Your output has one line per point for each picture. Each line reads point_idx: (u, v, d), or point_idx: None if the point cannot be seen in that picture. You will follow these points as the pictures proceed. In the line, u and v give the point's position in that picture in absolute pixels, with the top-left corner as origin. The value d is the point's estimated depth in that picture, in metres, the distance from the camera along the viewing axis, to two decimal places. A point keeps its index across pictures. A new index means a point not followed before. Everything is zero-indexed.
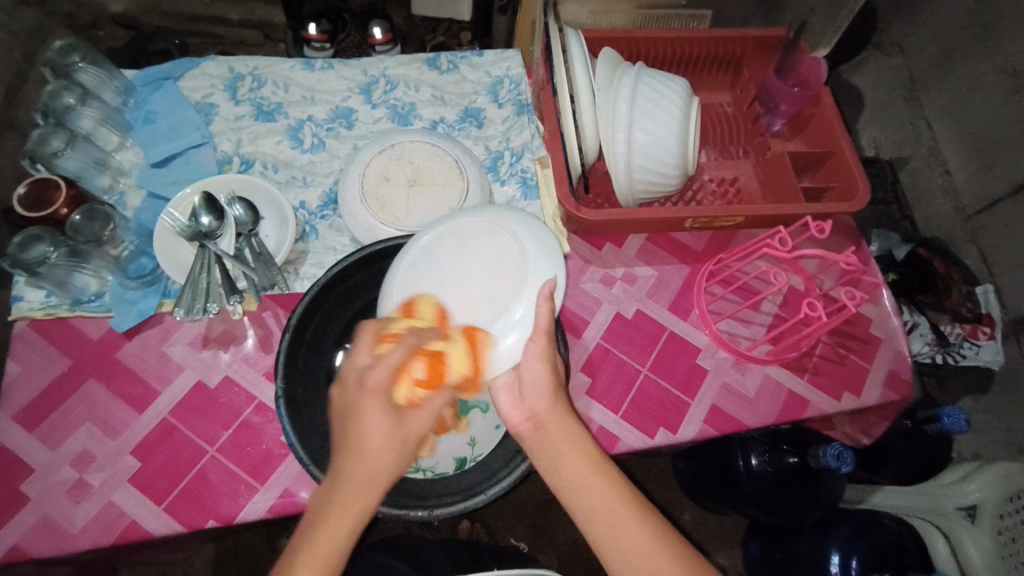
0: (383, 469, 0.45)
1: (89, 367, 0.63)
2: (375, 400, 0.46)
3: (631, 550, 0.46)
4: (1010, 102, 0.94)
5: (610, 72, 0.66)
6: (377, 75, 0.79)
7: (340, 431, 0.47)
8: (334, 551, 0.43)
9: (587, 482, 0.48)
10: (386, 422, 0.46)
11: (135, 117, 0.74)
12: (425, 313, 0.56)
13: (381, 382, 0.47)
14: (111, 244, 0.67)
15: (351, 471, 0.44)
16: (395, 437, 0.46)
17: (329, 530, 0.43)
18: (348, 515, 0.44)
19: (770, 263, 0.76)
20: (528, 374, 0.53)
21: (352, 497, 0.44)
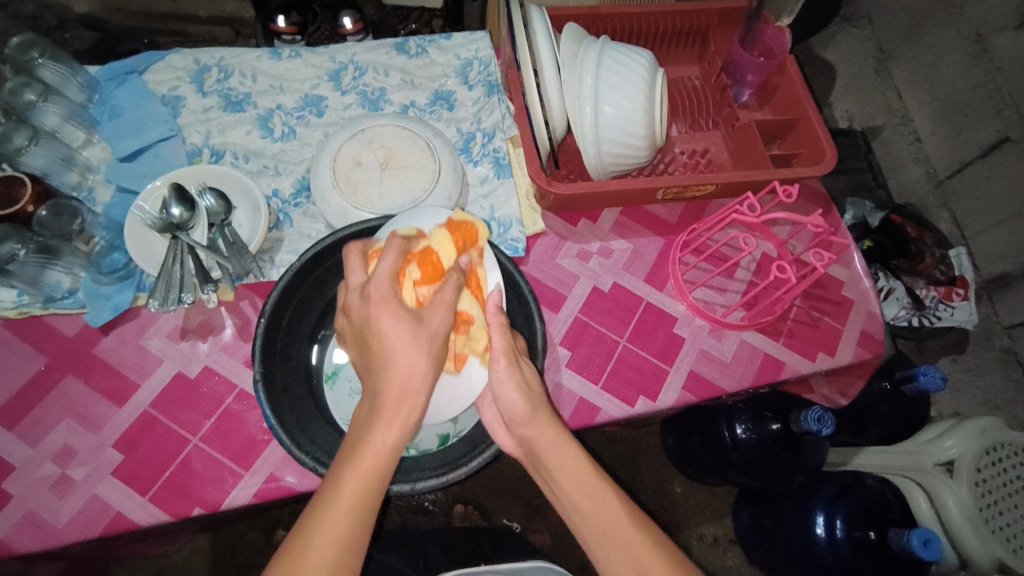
0: (417, 371, 0.46)
1: (67, 363, 0.63)
2: (388, 308, 0.46)
3: (634, 566, 0.46)
4: (975, 67, 0.96)
5: (574, 47, 0.66)
6: (346, 61, 0.79)
7: (366, 352, 0.48)
8: (385, 455, 0.44)
9: (580, 497, 0.49)
10: (407, 326, 0.46)
11: (100, 112, 0.73)
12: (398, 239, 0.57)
13: (390, 288, 0.47)
14: (82, 239, 0.66)
15: (387, 378, 0.45)
16: (421, 335, 0.47)
17: (376, 443, 0.44)
18: (394, 421, 0.45)
19: (741, 230, 0.77)
20: (505, 404, 0.53)
21: (391, 407, 0.45)
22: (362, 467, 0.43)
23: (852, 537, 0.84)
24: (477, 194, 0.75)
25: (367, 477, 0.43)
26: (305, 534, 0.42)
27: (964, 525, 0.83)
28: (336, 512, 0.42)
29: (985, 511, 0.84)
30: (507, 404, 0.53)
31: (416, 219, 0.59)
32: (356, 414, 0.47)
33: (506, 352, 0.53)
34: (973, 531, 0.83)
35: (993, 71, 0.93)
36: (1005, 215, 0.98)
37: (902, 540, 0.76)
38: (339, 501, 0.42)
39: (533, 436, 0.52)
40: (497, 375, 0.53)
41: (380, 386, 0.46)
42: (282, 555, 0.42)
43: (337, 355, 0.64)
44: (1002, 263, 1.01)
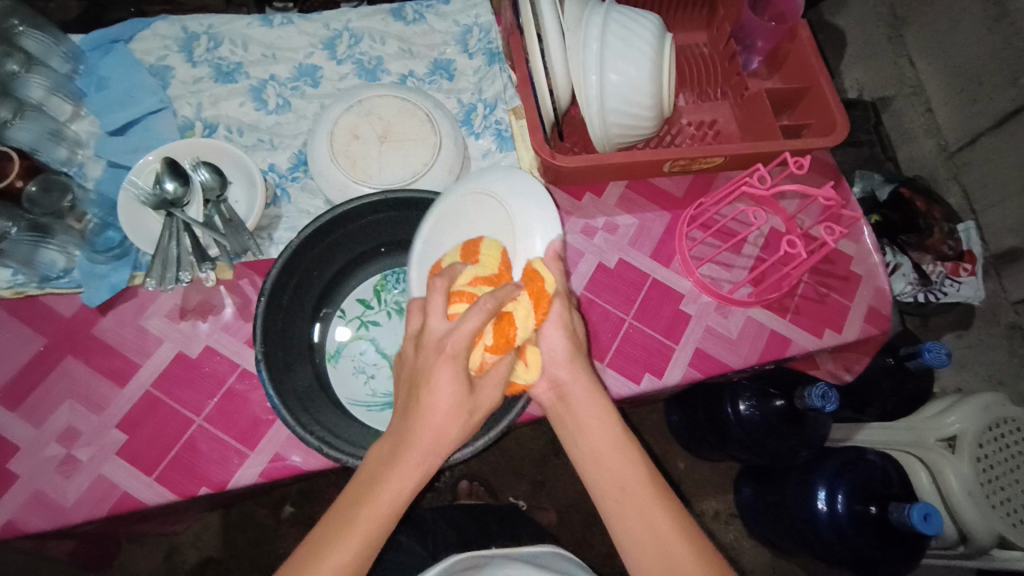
0: (450, 436, 0.44)
1: (66, 344, 0.62)
2: (449, 369, 0.44)
3: (643, 526, 0.46)
4: (994, 32, 0.92)
5: (579, 10, 0.63)
6: (340, 28, 0.76)
7: (409, 393, 0.46)
8: (389, 513, 0.43)
9: (609, 456, 0.48)
10: (461, 391, 0.44)
11: (86, 84, 0.71)
12: (489, 257, 0.53)
13: (459, 349, 0.44)
14: (74, 216, 0.64)
15: (420, 434, 0.44)
16: (471, 405, 0.45)
17: (390, 491, 0.43)
18: (412, 478, 0.44)
19: (749, 204, 0.75)
20: (546, 346, 0.51)
21: (414, 463, 0.44)
22: (367, 518, 0.43)
23: (853, 510, 0.84)
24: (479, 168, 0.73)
25: (363, 531, 0.42)
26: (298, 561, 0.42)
27: (965, 500, 0.83)
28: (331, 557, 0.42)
29: (986, 486, 0.84)
30: (552, 346, 0.51)
31: (497, 178, 0.58)
32: (373, 452, 0.45)
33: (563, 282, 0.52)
34: (973, 506, 0.83)
35: (1011, 36, 0.90)
36: (1014, 187, 0.96)
37: (902, 514, 0.76)
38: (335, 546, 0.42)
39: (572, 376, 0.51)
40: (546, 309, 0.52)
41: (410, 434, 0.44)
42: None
43: (340, 335, 0.65)
44: (1010, 238, 0.99)
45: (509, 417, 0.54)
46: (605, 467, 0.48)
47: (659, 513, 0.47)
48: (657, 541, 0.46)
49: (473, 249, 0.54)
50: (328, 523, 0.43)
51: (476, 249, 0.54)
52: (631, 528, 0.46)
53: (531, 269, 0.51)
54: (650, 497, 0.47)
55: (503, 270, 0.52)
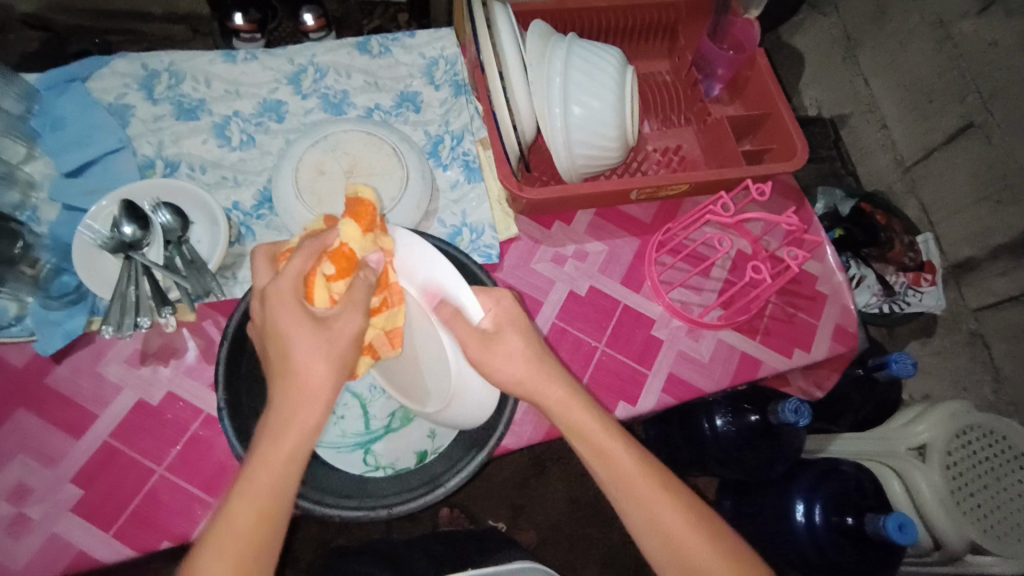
0: (321, 378, 0.45)
1: (18, 397, 0.59)
2: (284, 313, 0.45)
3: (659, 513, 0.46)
4: (940, 53, 0.96)
5: (541, 46, 0.64)
6: (305, 63, 0.76)
7: (269, 353, 0.46)
8: (277, 479, 0.42)
9: (614, 451, 0.48)
10: (306, 329, 0.45)
11: (41, 124, 0.69)
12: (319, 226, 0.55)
13: (294, 289, 0.46)
14: (27, 261, 0.62)
15: (282, 389, 0.44)
16: (329, 345, 0.46)
17: (285, 446, 0.43)
18: (283, 437, 0.43)
19: (716, 229, 0.77)
20: (523, 372, 0.50)
21: (301, 417, 0.44)
22: (248, 494, 0.41)
23: (830, 523, 0.85)
24: (448, 200, 0.73)
25: (248, 506, 0.41)
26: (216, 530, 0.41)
27: (936, 506, 0.85)
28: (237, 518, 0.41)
29: (957, 493, 0.86)
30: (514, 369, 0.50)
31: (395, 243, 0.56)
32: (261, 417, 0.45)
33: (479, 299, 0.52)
34: (945, 512, 0.85)
35: (956, 57, 0.94)
36: (970, 200, 0.98)
37: (877, 524, 0.77)
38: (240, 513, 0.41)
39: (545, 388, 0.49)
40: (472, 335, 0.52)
41: (279, 387, 0.45)
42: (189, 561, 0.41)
43: None
44: (968, 247, 1.01)
45: (485, 451, 0.54)
46: (591, 458, 0.48)
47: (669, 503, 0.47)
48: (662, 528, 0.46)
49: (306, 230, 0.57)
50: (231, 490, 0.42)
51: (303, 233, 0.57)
52: (648, 518, 0.47)
53: (353, 200, 0.54)
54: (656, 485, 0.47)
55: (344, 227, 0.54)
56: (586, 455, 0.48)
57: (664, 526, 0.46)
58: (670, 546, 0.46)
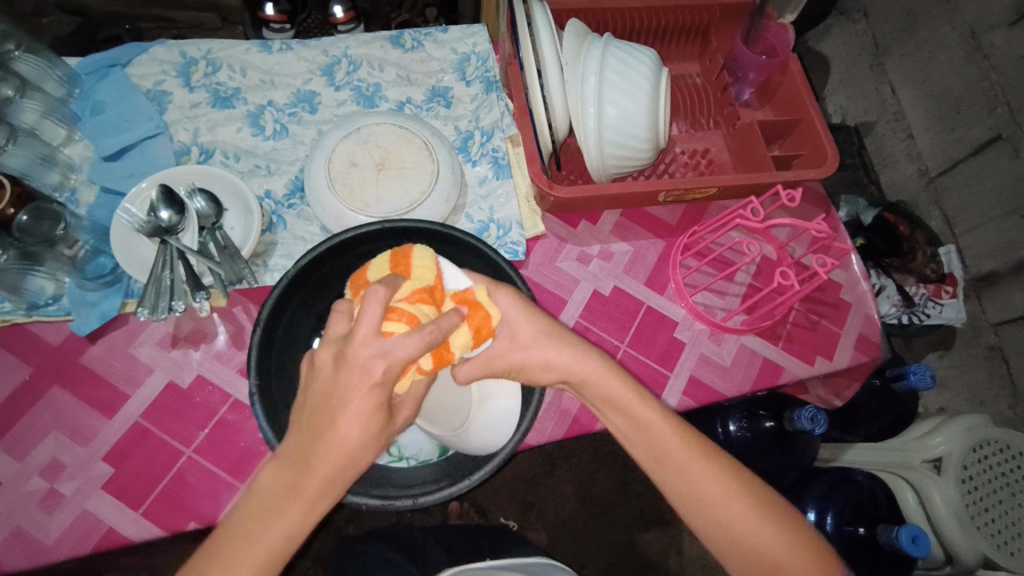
0: (357, 459, 0.41)
1: (52, 374, 0.61)
2: (359, 386, 0.40)
3: (699, 486, 0.47)
4: (970, 64, 0.95)
5: (577, 44, 0.65)
6: (339, 55, 0.77)
7: (319, 411, 0.41)
8: (290, 533, 0.40)
9: (653, 427, 0.48)
10: (375, 416, 0.41)
11: (82, 108, 0.70)
12: (422, 272, 0.51)
13: (381, 375, 0.40)
14: (66, 243, 0.63)
15: (323, 456, 0.40)
16: (370, 441, 0.41)
17: (281, 529, 0.40)
18: (313, 501, 0.40)
19: (743, 234, 0.77)
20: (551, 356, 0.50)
21: (314, 491, 0.40)
22: (256, 541, 0.40)
23: (842, 531, 0.84)
24: (476, 195, 0.74)
25: (256, 556, 0.39)
26: None
27: (951, 523, 0.84)
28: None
29: (972, 508, 0.85)
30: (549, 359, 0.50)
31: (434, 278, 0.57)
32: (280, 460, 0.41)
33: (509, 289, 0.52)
34: (960, 528, 0.84)
35: (987, 68, 0.92)
36: (996, 213, 0.97)
37: (890, 536, 0.76)
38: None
39: (579, 372, 0.50)
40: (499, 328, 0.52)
41: (309, 451, 0.40)
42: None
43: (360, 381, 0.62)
44: (991, 261, 1.00)
45: (508, 446, 0.53)
46: (630, 431, 0.49)
47: (709, 474, 0.47)
48: (704, 499, 0.47)
49: (403, 260, 0.51)
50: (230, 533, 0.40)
51: (408, 261, 0.51)
52: (687, 490, 0.47)
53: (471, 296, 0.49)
54: (698, 458, 0.48)
55: (438, 288, 0.50)
56: (625, 429, 0.49)
57: (697, 490, 0.47)
58: (710, 517, 0.47)
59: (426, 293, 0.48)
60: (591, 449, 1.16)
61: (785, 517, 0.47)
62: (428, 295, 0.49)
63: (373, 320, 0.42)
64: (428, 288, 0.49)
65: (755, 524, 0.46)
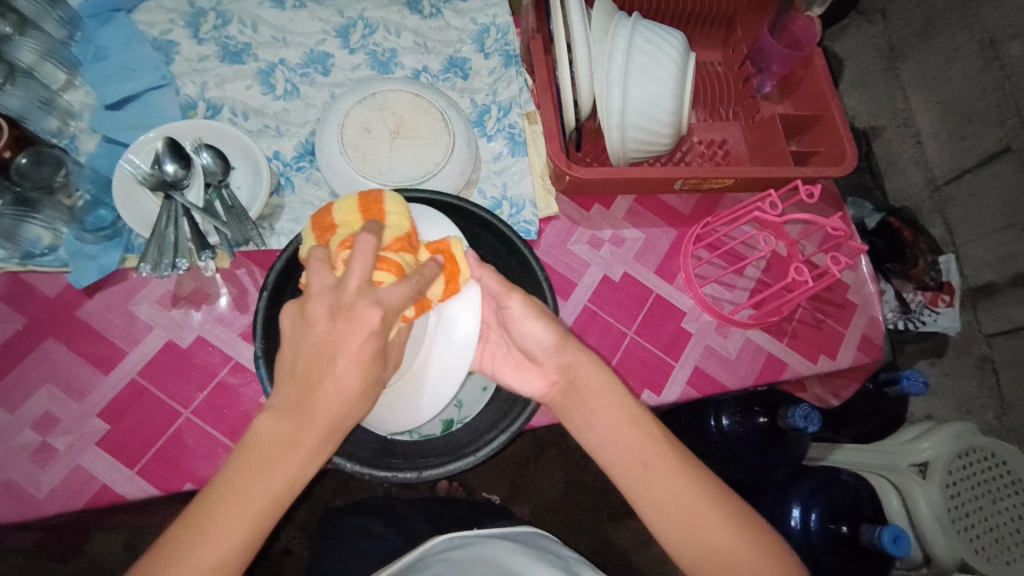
0: (353, 408, 0.39)
1: (48, 325, 0.59)
2: (357, 339, 0.39)
3: (671, 497, 0.45)
4: (984, 74, 0.95)
5: (605, 22, 0.63)
6: (355, 17, 0.74)
7: (312, 353, 0.39)
8: (287, 487, 0.38)
9: (625, 432, 0.48)
10: (366, 359, 0.39)
11: (83, 53, 0.68)
12: (394, 216, 0.49)
13: (380, 322, 0.40)
14: (65, 192, 0.61)
15: (321, 403, 0.38)
16: (369, 389, 0.40)
17: (281, 479, 0.38)
18: (308, 457, 0.38)
19: (756, 228, 0.76)
20: (533, 336, 0.51)
21: (311, 447, 0.38)
22: (251, 493, 0.38)
23: (826, 529, 0.85)
24: (490, 171, 0.72)
25: (248, 510, 0.38)
26: (194, 540, 0.37)
27: (933, 526, 0.86)
28: (204, 548, 0.37)
29: (953, 513, 0.86)
30: (535, 338, 0.51)
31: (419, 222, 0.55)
32: (274, 410, 0.39)
33: (511, 289, 0.51)
34: (939, 530, 0.85)
35: (1001, 80, 0.92)
36: (998, 225, 0.97)
37: (873, 535, 0.78)
38: (220, 538, 0.37)
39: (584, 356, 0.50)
40: (512, 311, 0.51)
41: (307, 398, 0.38)
42: (163, 553, 0.37)
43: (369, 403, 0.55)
44: (989, 272, 1.01)
45: (517, 423, 0.54)
46: (599, 440, 0.49)
47: (683, 485, 0.45)
48: (678, 510, 0.45)
49: (375, 205, 0.49)
50: (218, 484, 0.38)
51: (378, 206, 0.49)
52: (658, 502, 0.45)
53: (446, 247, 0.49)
54: (671, 466, 0.46)
55: (411, 233, 0.49)
56: (596, 437, 0.49)
57: (668, 499, 0.45)
58: (681, 528, 0.45)
59: (405, 241, 0.48)
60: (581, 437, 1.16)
61: (755, 529, 0.45)
62: (407, 243, 0.48)
63: (364, 275, 0.41)
64: (403, 235, 0.48)
65: (724, 536, 0.44)
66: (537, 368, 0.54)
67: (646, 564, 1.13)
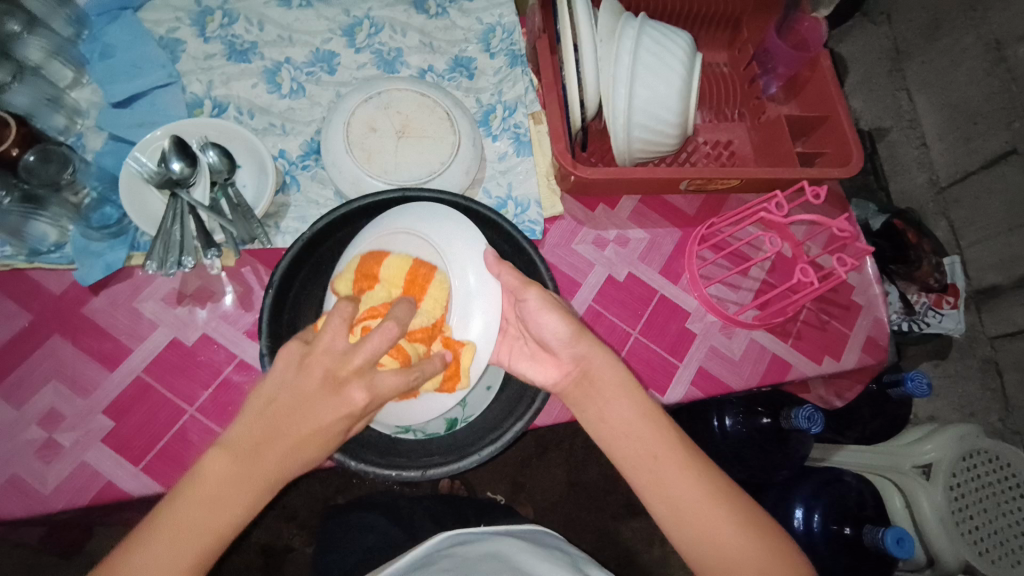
0: (305, 465, 0.40)
1: (54, 322, 0.59)
2: (332, 416, 0.39)
3: (681, 492, 0.45)
4: (991, 75, 0.94)
5: (612, 22, 0.62)
6: (361, 16, 0.74)
7: (283, 407, 0.39)
8: (223, 527, 0.39)
9: (637, 425, 0.48)
10: (333, 430, 0.40)
11: (90, 51, 0.68)
12: (432, 301, 0.51)
13: (360, 404, 0.40)
14: (71, 189, 0.60)
15: (277, 454, 0.39)
16: (324, 455, 0.41)
17: (222, 520, 0.38)
18: (253, 502, 0.39)
19: (761, 228, 0.76)
20: (550, 330, 0.52)
21: (257, 493, 0.39)
22: (187, 525, 0.38)
23: (828, 530, 0.85)
24: (495, 170, 0.72)
25: (183, 544, 0.38)
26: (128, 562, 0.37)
27: (937, 528, 0.85)
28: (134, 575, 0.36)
29: (957, 515, 0.86)
30: (550, 328, 0.52)
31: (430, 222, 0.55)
32: (229, 448, 0.39)
33: (528, 283, 0.52)
34: (943, 531, 0.85)
35: (1008, 81, 0.92)
36: (1004, 227, 0.97)
37: (875, 537, 0.78)
38: (156, 572, 0.37)
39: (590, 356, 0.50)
40: (530, 304, 0.52)
41: (266, 445, 0.39)
42: (98, 572, 0.37)
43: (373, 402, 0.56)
44: (994, 274, 1.01)
45: (520, 423, 0.54)
46: (610, 433, 0.49)
47: (693, 481, 0.45)
48: (688, 505, 0.45)
49: (420, 283, 0.51)
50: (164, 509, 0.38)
51: (417, 283, 0.51)
52: (668, 497, 0.45)
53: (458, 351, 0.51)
54: (682, 461, 0.46)
55: (439, 322, 0.51)
56: (608, 430, 0.49)
57: (679, 495, 0.45)
58: (691, 524, 0.44)
59: (427, 332, 0.50)
60: (582, 438, 1.16)
61: (765, 527, 0.45)
62: (428, 333, 0.50)
63: (374, 354, 0.41)
64: (428, 326, 0.50)
65: (734, 533, 0.44)
66: (545, 370, 0.54)
67: (647, 564, 1.13)
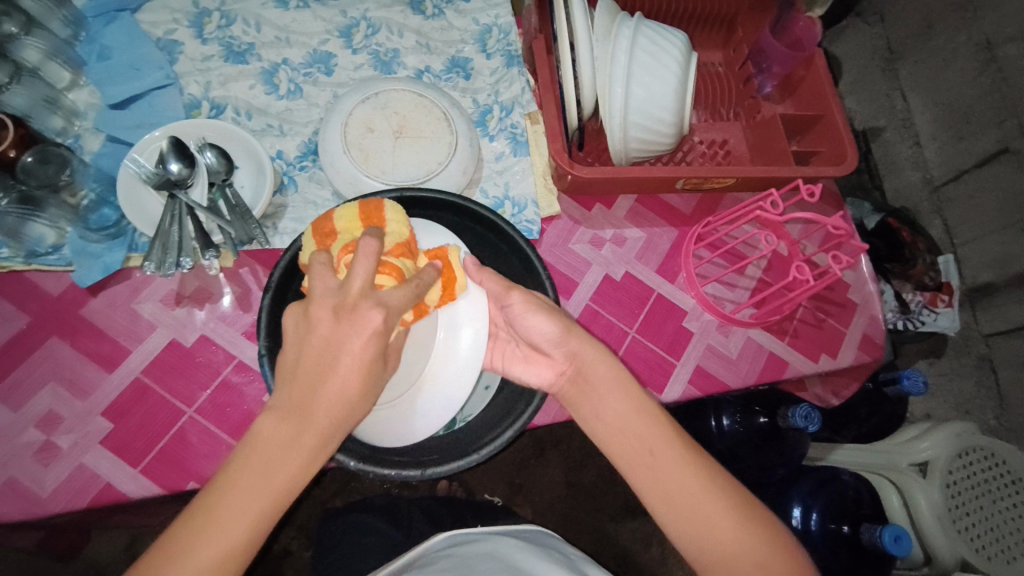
0: (349, 412, 0.40)
1: (51, 324, 0.59)
2: (360, 339, 0.39)
3: (675, 486, 0.46)
4: (983, 75, 0.95)
5: (608, 23, 0.63)
6: (358, 17, 0.74)
7: (314, 356, 0.39)
8: (286, 488, 0.39)
9: (633, 419, 0.48)
10: (365, 360, 0.39)
11: (89, 52, 0.68)
12: (394, 224, 0.49)
13: (382, 323, 0.40)
14: (70, 191, 0.60)
15: (322, 404, 0.39)
16: (369, 392, 0.41)
17: (282, 481, 0.39)
18: (307, 458, 0.39)
19: (757, 227, 0.76)
20: (540, 331, 0.52)
21: (311, 448, 0.39)
22: (246, 492, 0.38)
23: (827, 530, 0.85)
24: (492, 170, 0.72)
25: (244, 511, 0.38)
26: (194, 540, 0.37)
27: (934, 526, 0.86)
28: (204, 549, 0.37)
29: (954, 512, 0.86)
30: (539, 330, 0.52)
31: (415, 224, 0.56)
32: (276, 412, 0.39)
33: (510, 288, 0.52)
34: (940, 530, 0.85)
35: (1000, 81, 0.93)
36: (997, 225, 0.98)
37: (873, 535, 0.78)
38: (218, 538, 0.37)
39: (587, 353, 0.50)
40: (513, 309, 0.52)
41: (311, 399, 0.39)
42: (156, 558, 0.37)
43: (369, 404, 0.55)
44: (988, 273, 1.01)
45: (520, 421, 0.54)
46: (606, 428, 0.49)
47: (689, 476, 0.46)
48: (682, 498, 0.45)
49: (376, 214, 0.49)
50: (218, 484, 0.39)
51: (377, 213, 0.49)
52: (663, 490, 0.46)
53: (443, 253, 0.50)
54: (677, 455, 0.47)
55: (409, 242, 0.50)
56: (603, 425, 0.50)
57: (674, 489, 0.46)
58: (685, 516, 0.45)
59: (405, 247, 0.48)
60: (580, 438, 1.16)
61: (761, 522, 0.45)
62: (407, 249, 0.48)
63: (367, 277, 0.41)
64: (403, 241, 0.48)
65: (729, 526, 0.44)
66: (539, 369, 0.54)
67: (646, 564, 1.13)
